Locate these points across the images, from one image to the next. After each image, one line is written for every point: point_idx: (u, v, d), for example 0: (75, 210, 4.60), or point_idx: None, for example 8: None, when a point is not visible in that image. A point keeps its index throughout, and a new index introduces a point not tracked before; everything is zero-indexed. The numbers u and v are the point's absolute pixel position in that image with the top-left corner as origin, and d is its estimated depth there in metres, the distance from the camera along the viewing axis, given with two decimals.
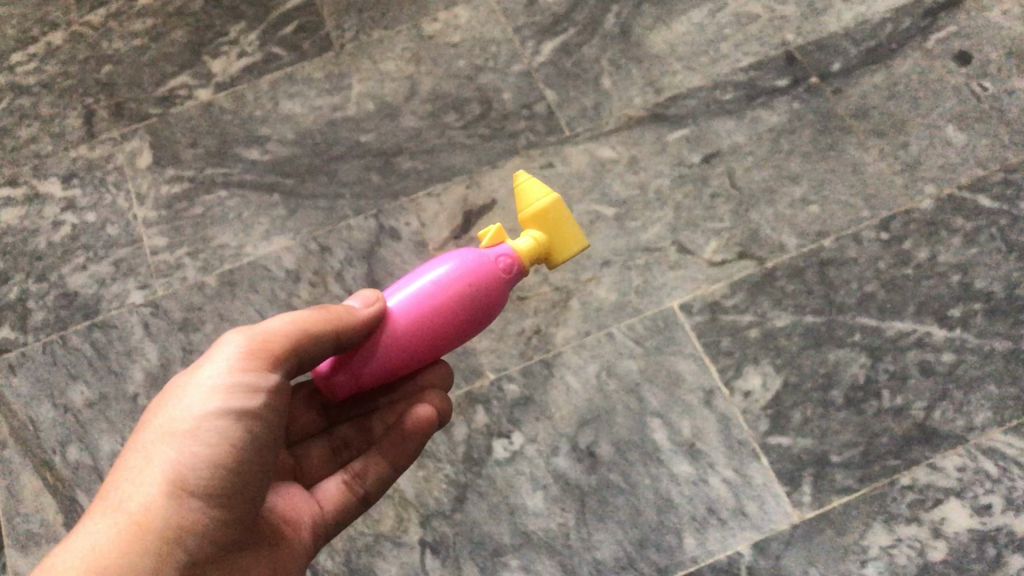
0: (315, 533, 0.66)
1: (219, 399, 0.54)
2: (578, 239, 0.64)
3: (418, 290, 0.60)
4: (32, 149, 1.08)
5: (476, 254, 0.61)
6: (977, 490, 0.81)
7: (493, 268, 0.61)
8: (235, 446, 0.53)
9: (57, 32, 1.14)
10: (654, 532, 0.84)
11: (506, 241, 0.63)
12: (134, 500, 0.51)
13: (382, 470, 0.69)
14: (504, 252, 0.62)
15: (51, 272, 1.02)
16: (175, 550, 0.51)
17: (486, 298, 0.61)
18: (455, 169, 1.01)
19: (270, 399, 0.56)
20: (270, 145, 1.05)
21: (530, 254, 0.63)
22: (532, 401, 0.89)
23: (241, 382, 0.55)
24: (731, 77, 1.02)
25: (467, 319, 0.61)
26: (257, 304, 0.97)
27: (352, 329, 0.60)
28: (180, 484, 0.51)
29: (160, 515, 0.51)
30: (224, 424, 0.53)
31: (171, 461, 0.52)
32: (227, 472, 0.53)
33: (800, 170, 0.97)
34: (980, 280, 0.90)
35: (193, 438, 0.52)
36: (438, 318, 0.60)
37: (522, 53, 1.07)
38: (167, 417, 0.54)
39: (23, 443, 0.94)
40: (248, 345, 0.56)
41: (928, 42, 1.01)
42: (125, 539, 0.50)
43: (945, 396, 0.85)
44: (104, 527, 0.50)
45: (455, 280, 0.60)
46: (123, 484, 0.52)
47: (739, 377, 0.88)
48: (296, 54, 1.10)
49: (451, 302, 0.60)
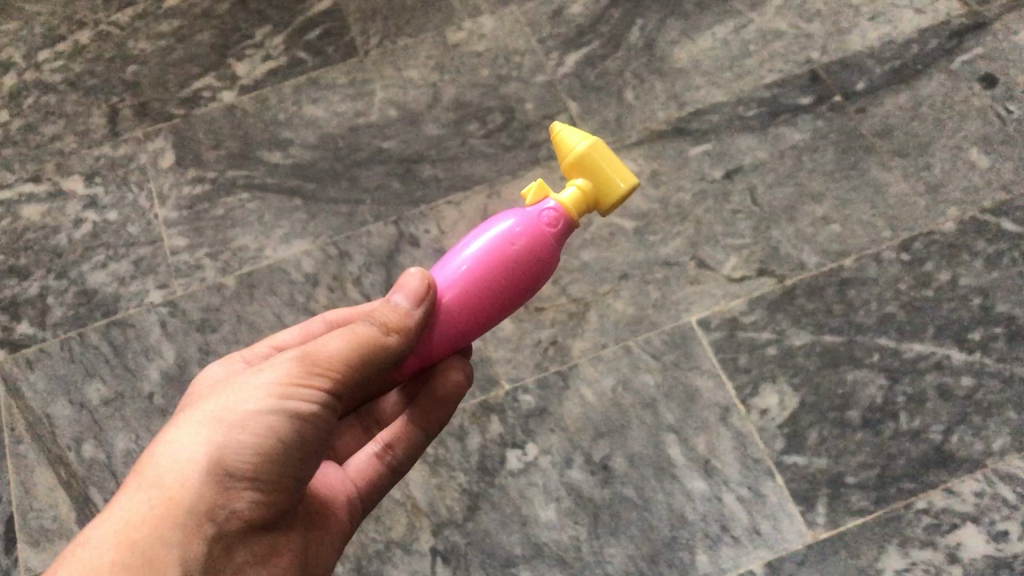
0: (351, 509, 0.63)
1: (273, 396, 0.51)
2: (630, 182, 0.57)
3: (469, 260, 0.55)
4: (56, 146, 1.08)
5: (523, 215, 0.55)
6: (994, 516, 0.81)
7: (545, 227, 0.55)
8: (280, 445, 0.51)
9: (84, 31, 1.16)
10: (667, 548, 0.83)
11: (550, 196, 0.57)
12: (172, 476, 0.49)
13: (412, 436, 0.66)
14: (549, 206, 0.56)
15: (71, 269, 1.01)
16: (205, 527, 0.49)
17: (541, 261, 0.55)
18: (476, 178, 1.01)
19: (324, 405, 0.53)
20: (293, 149, 1.05)
21: (578, 206, 0.57)
22: (547, 413, 0.88)
23: (296, 385, 0.51)
24: (755, 94, 1.03)
25: (526, 282, 0.55)
26: (275, 307, 0.97)
27: (405, 335, 0.54)
28: (222, 469, 0.49)
29: (195, 493, 0.49)
30: (274, 419, 0.51)
31: (216, 444, 0.50)
32: (269, 465, 0.51)
33: (822, 188, 0.97)
34: (1002, 304, 0.89)
35: (243, 428, 0.50)
36: (491, 290, 0.54)
37: (546, 64, 1.08)
38: (219, 404, 0.51)
39: (37, 438, 0.93)
40: (305, 351, 0.53)
41: (954, 63, 1.02)
42: (158, 513, 0.48)
43: (964, 420, 0.85)
44: (138, 499, 0.49)
45: (507, 237, 0.54)
46: (161, 458, 0.50)
47: (756, 394, 0.88)
48: (321, 59, 1.11)
49: (501, 270, 0.54)
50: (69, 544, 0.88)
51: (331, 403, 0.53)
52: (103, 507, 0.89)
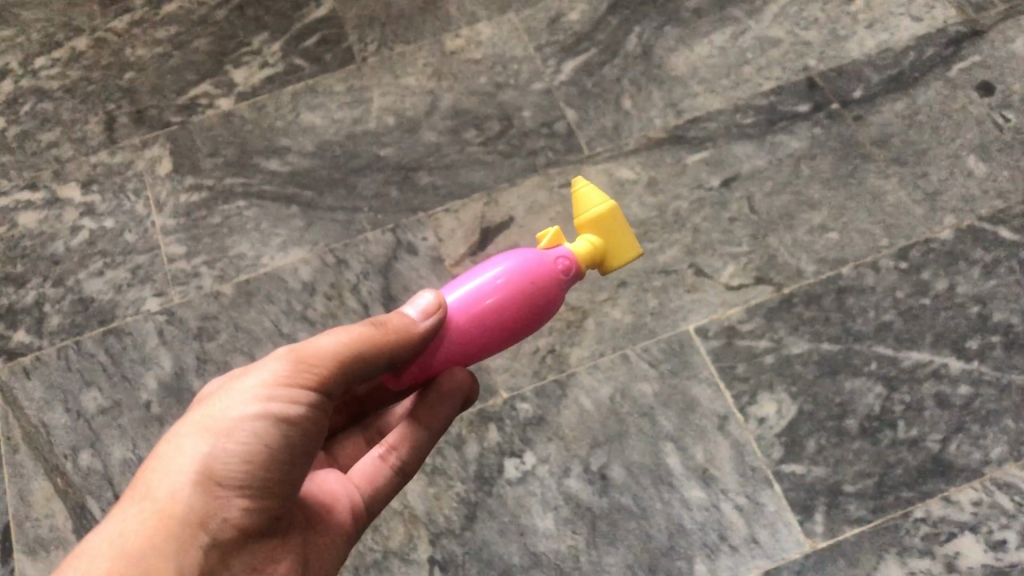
0: (354, 516, 0.62)
1: (258, 401, 0.52)
2: (633, 250, 0.62)
3: (474, 290, 0.57)
4: (53, 153, 1.08)
5: (534, 256, 0.57)
6: (991, 525, 0.81)
7: (552, 270, 0.57)
8: (271, 449, 0.51)
9: (81, 38, 1.16)
10: (665, 557, 0.83)
11: (564, 244, 0.59)
12: (163, 487, 0.49)
13: (416, 437, 0.65)
14: (564, 254, 0.58)
15: (68, 277, 1.01)
16: (199, 536, 0.48)
17: (547, 298, 0.57)
18: (474, 186, 1.01)
19: (311, 409, 0.53)
20: (290, 156, 1.05)
21: (587, 261, 0.60)
22: (545, 422, 0.88)
23: (281, 387, 0.52)
24: (753, 101, 1.03)
25: (531, 316, 0.57)
26: (272, 315, 0.97)
27: (403, 346, 0.56)
28: (211, 477, 0.49)
29: (186, 502, 0.49)
30: (261, 425, 0.51)
31: (203, 453, 0.50)
32: (260, 471, 0.51)
33: (820, 196, 0.97)
34: (999, 312, 0.89)
35: (229, 436, 0.50)
36: (487, 326, 0.56)
37: (543, 72, 1.08)
38: (205, 414, 0.52)
39: (34, 447, 0.92)
40: (289, 358, 0.53)
41: (951, 71, 1.02)
42: (151, 524, 0.48)
43: (961, 428, 0.85)
44: (131, 514, 0.49)
45: (516, 277, 0.56)
46: (151, 473, 0.50)
47: (754, 402, 0.88)
48: (318, 66, 1.11)
49: (502, 307, 0.56)
50: (65, 553, 0.88)
51: (316, 408, 0.54)
52: (100, 515, 0.89)
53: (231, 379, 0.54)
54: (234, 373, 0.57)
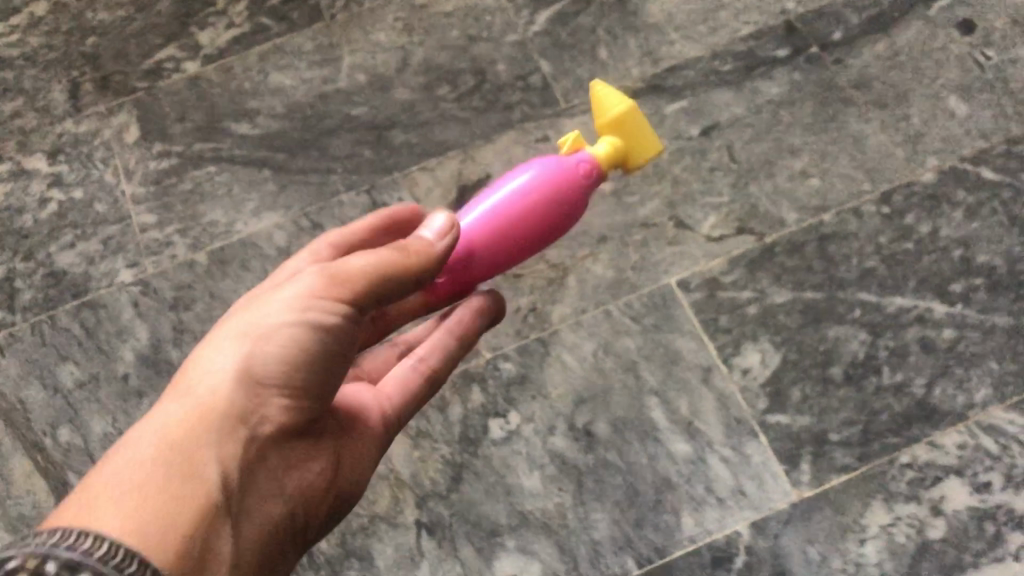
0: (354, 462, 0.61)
1: (295, 310, 0.53)
2: (655, 146, 0.66)
3: (503, 193, 0.62)
4: (16, 124, 1.05)
5: (554, 162, 0.63)
6: (977, 468, 0.81)
7: (574, 171, 0.63)
8: (306, 355, 0.53)
9: (40, 3, 1.11)
10: (652, 512, 0.82)
11: (585, 149, 0.65)
12: (206, 383, 0.52)
13: (419, 384, 0.66)
14: (584, 158, 0.64)
15: (39, 251, 0.99)
16: (240, 430, 0.52)
17: (573, 201, 0.63)
18: (449, 143, 0.99)
19: (347, 321, 0.54)
20: (260, 119, 1.03)
21: (609, 161, 0.65)
22: (528, 380, 0.88)
23: (316, 298, 0.53)
24: (730, 47, 1.01)
25: (559, 209, 0.63)
26: (249, 282, 0.95)
27: (430, 267, 0.58)
28: (251, 374, 0.52)
29: (226, 398, 0.52)
30: (298, 333, 0.53)
31: (243, 356, 0.53)
32: (292, 374, 0.53)
33: (800, 143, 0.95)
34: (982, 255, 0.89)
35: (268, 341, 0.53)
36: (516, 229, 0.62)
37: (516, 23, 1.05)
38: (248, 320, 0.54)
39: (12, 424, 0.91)
40: (325, 271, 0.54)
41: (932, 9, 1.00)
42: (194, 416, 0.51)
43: (946, 372, 0.84)
44: (177, 405, 0.51)
45: (540, 182, 0.62)
46: (195, 371, 0.53)
47: (738, 353, 0.87)
48: (285, 24, 1.08)
49: (530, 211, 0.62)
50: None
51: (350, 321, 0.55)
52: None
53: (270, 288, 0.56)
54: (273, 282, 0.58)
